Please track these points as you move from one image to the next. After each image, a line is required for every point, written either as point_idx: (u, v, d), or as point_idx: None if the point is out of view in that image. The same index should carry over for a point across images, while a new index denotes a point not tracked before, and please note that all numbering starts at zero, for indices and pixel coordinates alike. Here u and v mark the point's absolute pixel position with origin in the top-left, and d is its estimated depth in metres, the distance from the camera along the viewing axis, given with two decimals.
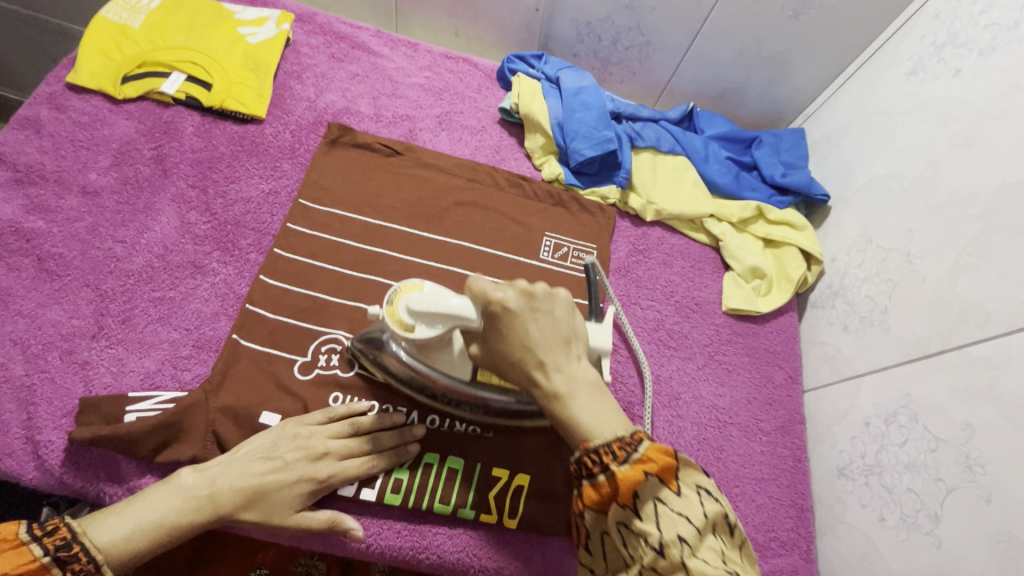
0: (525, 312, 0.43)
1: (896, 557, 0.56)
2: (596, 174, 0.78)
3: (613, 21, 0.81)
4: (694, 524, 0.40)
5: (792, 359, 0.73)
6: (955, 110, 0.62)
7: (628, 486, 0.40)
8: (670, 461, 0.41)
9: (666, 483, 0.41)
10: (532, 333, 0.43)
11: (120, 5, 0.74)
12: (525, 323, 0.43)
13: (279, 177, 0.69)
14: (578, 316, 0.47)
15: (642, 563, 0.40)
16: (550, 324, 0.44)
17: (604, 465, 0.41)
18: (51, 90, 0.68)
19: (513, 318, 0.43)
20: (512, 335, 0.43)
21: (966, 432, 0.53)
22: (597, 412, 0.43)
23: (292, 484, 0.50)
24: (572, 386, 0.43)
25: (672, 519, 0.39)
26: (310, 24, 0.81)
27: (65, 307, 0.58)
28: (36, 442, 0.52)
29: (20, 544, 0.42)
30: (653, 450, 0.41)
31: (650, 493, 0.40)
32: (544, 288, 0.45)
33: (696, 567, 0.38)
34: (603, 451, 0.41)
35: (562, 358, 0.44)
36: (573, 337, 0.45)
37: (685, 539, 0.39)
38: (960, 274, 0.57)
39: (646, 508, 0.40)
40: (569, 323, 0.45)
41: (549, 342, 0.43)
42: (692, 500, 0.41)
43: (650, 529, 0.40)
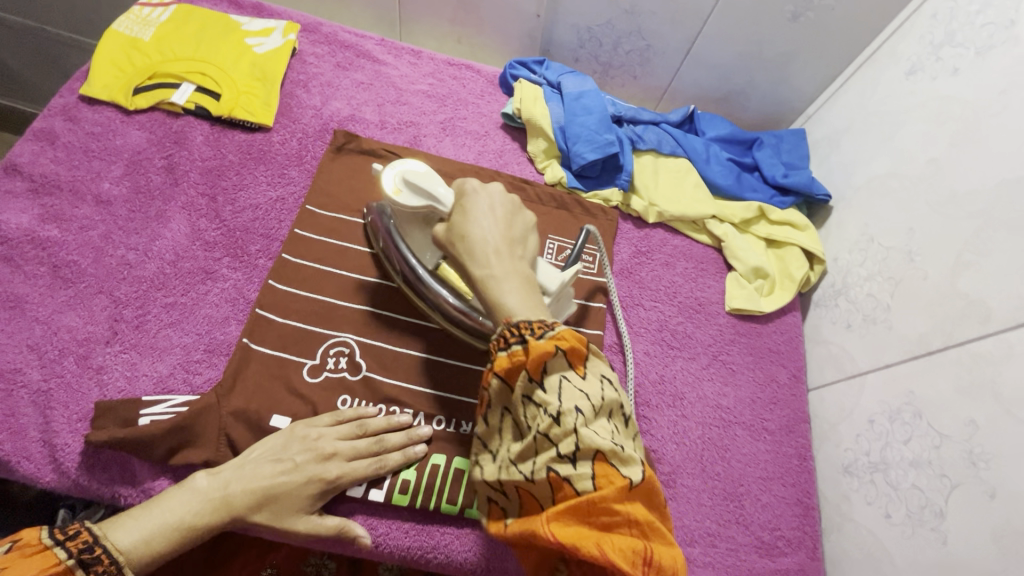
0: (487, 205, 0.50)
1: (902, 554, 0.56)
2: (598, 176, 0.79)
3: (614, 26, 0.82)
4: (591, 401, 0.41)
5: (796, 358, 0.74)
6: (954, 109, 0.63)
7: (538, 357, 0.41)
8: (580, 347, 0.43)
9: (573, 362, 0.42)
10: (485, 220, 0.49)
11: (131, 19, 0.76)
12: (482, 212, 0.49)
13: (287, 184, 0.71)
14: (534, 239, 0.52)
15: (538, 430, 0.41)
16: (504, 223, 0.49)
17: (519, 335, 0.42)
18: (64, 102, 0.70)
19: (475, 203, 0.50)
20: (472, 216, 0.49)
21: (969, 428, 0.53)
22: (522, 298, 0.45)
23: (301, 484, 0.51)
24: (506, 272, 0.46)
25: (572, 393, 0.41)
26: (315, 34, 0.83)
27: (80, 313, 0.59)
28: (53, 445, 0.53)
29: (44, 549, 0.42)
30: (568, 332, 0.43)
31: (558, 369, 0.41)
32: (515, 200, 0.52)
33: (586, 434, 0.39)
34: (523, 324, 0.43)
35: (505, 249, 0.47)
36: (520, 242, 0.49)
37: (581, 411, 0.40)
38: (961, 271, 0.58)
39: (552, 380, 0.41)
40: (523, 231, 0.50)
41: (497, 231, 0.48)
42: (594, 384, 0.42)
43: (551, 399, 0.41)
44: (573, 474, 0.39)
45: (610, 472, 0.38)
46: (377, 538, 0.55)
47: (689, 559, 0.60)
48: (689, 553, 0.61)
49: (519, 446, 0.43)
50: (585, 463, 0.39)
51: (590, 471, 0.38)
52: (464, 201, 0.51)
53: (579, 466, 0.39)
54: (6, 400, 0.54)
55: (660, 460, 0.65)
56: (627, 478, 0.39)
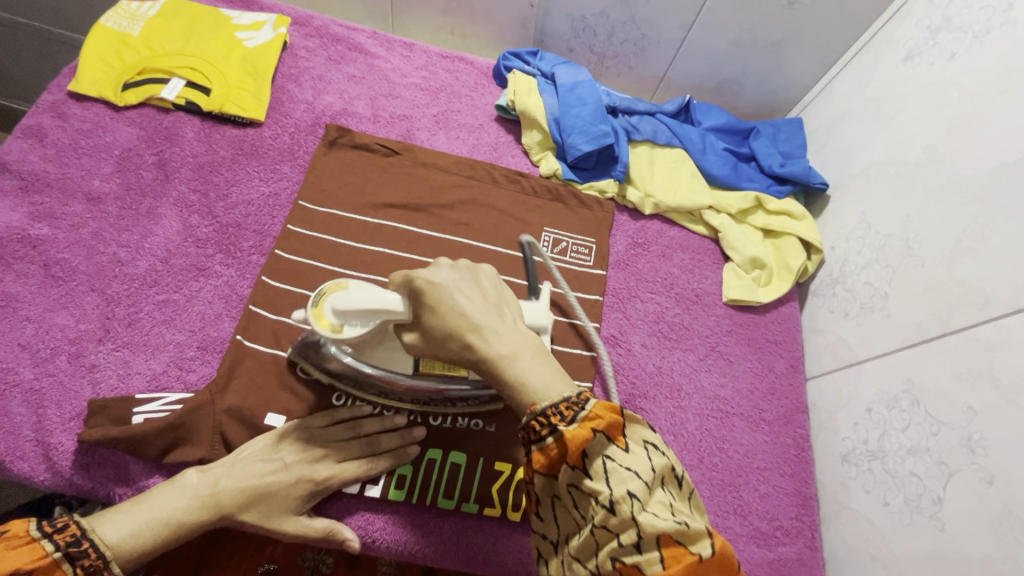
0: (451, 287, 0.43)
1: (900, 541, 0.56)
2: (594, 168, 0.78)
3: (608, 15, 0.81)
4: (643, 478, 0.39)
5: (793, 348, 0.73)
6: (951, 95, 0.62)
7: (576, 445, 0.39)
8: (616, 419, 0.41)
9: (614, 439, 0.40)
10: (463, 304, 0.42)
11: (119, 14, 0.75)
12: (454, 298, 0.42)
13: (279, 179, 0.70)
14: (506, 289, 0.46)
15: (595, 521, 0.39)
16: (478, 293, 0.43)
17: (552, 427, 0.40)
18: (53, 100, 0.69)
19: (439, 295, 0.42)
20: (443, 312, 0.42)
21: (967, 415, 0.53)
22: (544, 374, 0.41)
23: (291, 487, 0.51)
24: (514, 352, 0.41)
25: (621, 476, 0.38)
26: (307, 27, 0.82)
27: (72, 311, 0.59)
28: (47, 444, 0.53)
29: (32, 541, 0.43)
30: (600, 407, 0.40)
31: (598, 450, 0.39)
32: (467, 264, 0.45)
33: (646, 520, 0.37)
34: (552, 413, 0.40)
35: (500, 321, 0.42)
36: (503, 303, 0.44)
37: (634, 494, 0.38)
38: (959, 258, 0.57)
39: (597, 464, 0.39)
40: (498, 293, 0.44)
41: (482, 314, 0.42)
42: (640, 455, 0.40)
43: (600, 487, 0.38)
44: (642, 562, 0.36)
45: (679, 553, 0.36)
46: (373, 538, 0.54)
47: None
48: None
49: (578, 538, 0.41)
50: (652, 550, 0.36)
51: (658, 558, 0.36)
52: (425, 295, 0.43)
53: (646, 554, 0.36)
54: None
55: None
56: (698, 555, 0.36)
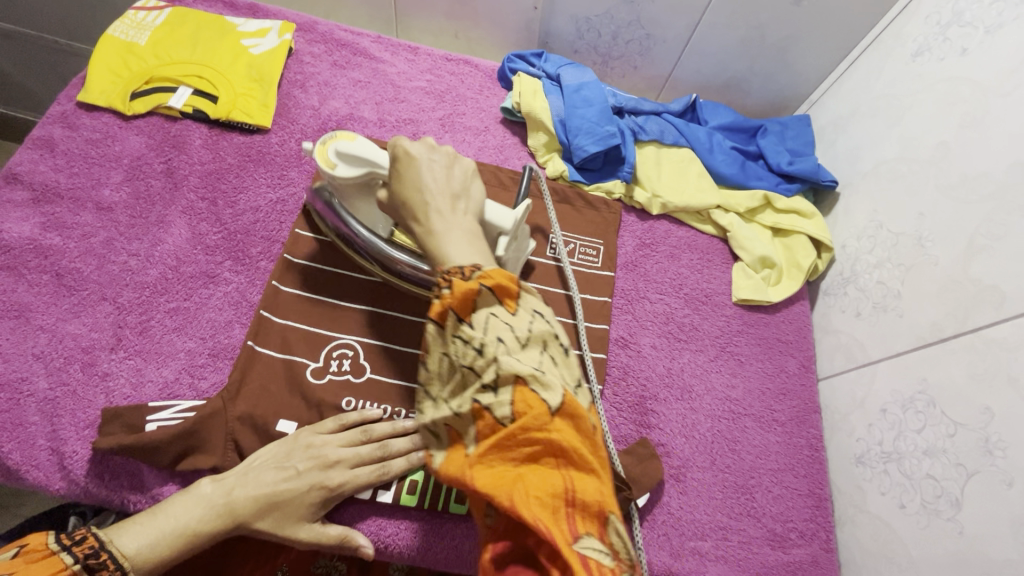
0: (422, 157, 0.48)
1: (918, 544, 0.55)
2: (600, 169, 0.78)
3: (613, 16, 0.81)
4: (518, 335, 0.40)
5: (804, 347, 0.73)
6: (963, 90, 0.61)
7: (461, 296, 0.40)
8: (510, 284, 0.41)
9: (501, 300, 0.41)
10: (422, 176, 0.47)
11: (126, 23, 0.76)
12: (419, 168, 0.48)
13: (287, 185, 0.70)
14: (475, 184, 0.49)
15: (465, 366, 0.40)
16: (444, 176, 0.48)
17: (446, 279, 0.41)
18: (62, 109, 0.70)
19: (411, 163, 0.48)
20: (408, 176, 0.47)
21: (984, 416, 0.52)
22: (466, 250, 0.44)
23: (303, 492, 0.51)
24: (447, 225, 0.45)
25: (498, 328, 0.40)
26: (312, 33, 0.82)
27: (84, 321, 0.59)
28: (61, 453, 0.53)
29: (50, 554, 0.42)
30: (497, 273, 0.41)
31: (484, 304, 0.40)
32: (449, 150, 0.50)
33: (509, 368, 0.38)
34: (452, 269, 0.41)
35: (447, 206, 0.46)
36: (462, 194, 0.48)
37: (504, 344, 0.39)
38: (973, 255, 0.56)
39: (478, 317, 0.40)
40: (461, 182, 0.48)
41: (438, 190, 0.47)
42: (523, 318, 0.41)
43: (476, 335, 0.40)
44: (494, 404, 0.38)
45: (533, 402, 0.38)
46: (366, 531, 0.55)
47: (701, 553, 0.60)
48: (701, 547, 0.60)
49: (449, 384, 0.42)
50: (508, 396, 0.38)
51: (512, 403, 0.38)
52: (397, 162, 0.49)
53: (501, 399, 0.38)
54: (13, 410, 0.54)
55: (669, 454, 0.64)
56: (551, 408, 0.38)
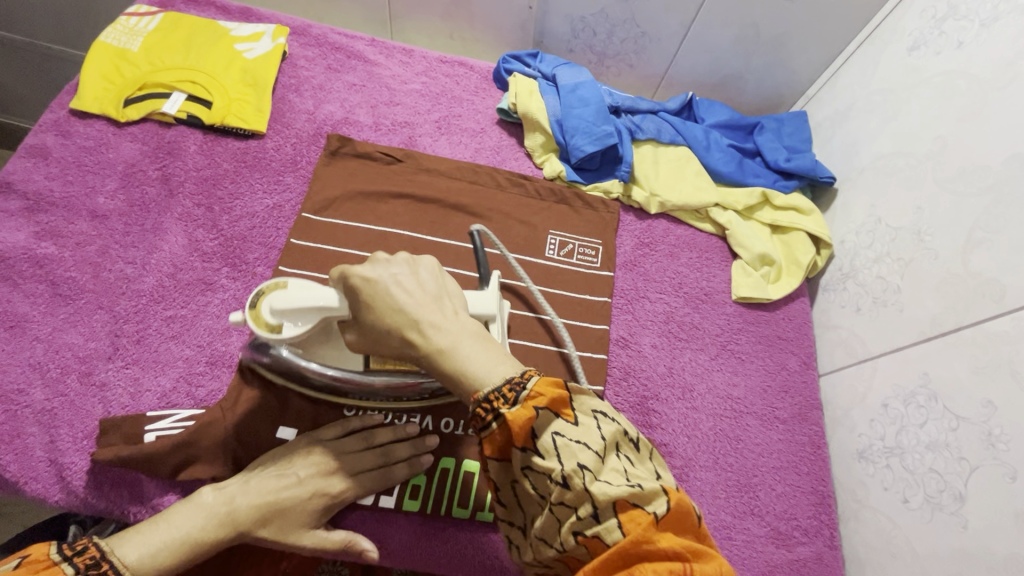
0: (385, 277, 0.42)
1: (922, 539, 0.55)
2: (598, 169, 0.77)
3: (607, 14, 0.81)
4: (594, 449, 0.38)
5: (805, 344, 0.73)
6: (960, 84, 0.61)
7: (522, 425, 0.38)
8: (560, 393, 0.39)
9: (560, 413, 0.39)
10: (397, 296, 0.41)
11: (118, 29, 0.75)
12: (387, 291, 0.41)
13: (283, 190, 0.70)
14: (447, 278, 0.44)
15: (552, 498, 0.38)
16: (415, 285, 0.42)
17: (495, 412, 0.38)
18: (56, 117, 0.69)
19: (376, 288, 0.42)
20: (378, 302, 0.41)
21: (986, 410, 0.52)
22: (484, 356, 0.40)
23: (306, 500, 0.51)
24: (452, 339, 0.40)
25: (572, 450, 0.38)
26: (305, 36, 0.82)
27: (81, 330, 0.59)
28: (60, 465, 0.53)
29: (52, 565, 0.42)
30: (543, 384, 0.39)
31: (545, 428, 0.38)
32: (405, 256, 0.44)
33: (599, 490, 0.36)
34: (492, 395, 0.38)
35: (439, 314, 0.41)
36: (443, 295, 0.42)
37: (585, 466, 0.37)
38: (972, 249, 0.56)
39: (546, 442, 0.38)
40: (437, 283, 0.43)
41: (418, 304, 0.41)
42: (589, 426, 0.39)
43: (553, 465, 0.37)
44: (601, 531, 0.36)
45: (636, 515, 0.36)
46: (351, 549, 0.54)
47: None
48: None
49: (541, 518, 0.40)
50: (609, 517, 0.36)
51: (617, 524, 0.36)
52: (362, 291, 0.42)
53: (605, 523, 0.36)
54: (10, 421, 0.54)
55: (671, 454, 0.64)
56: (654, 515, 0.36)
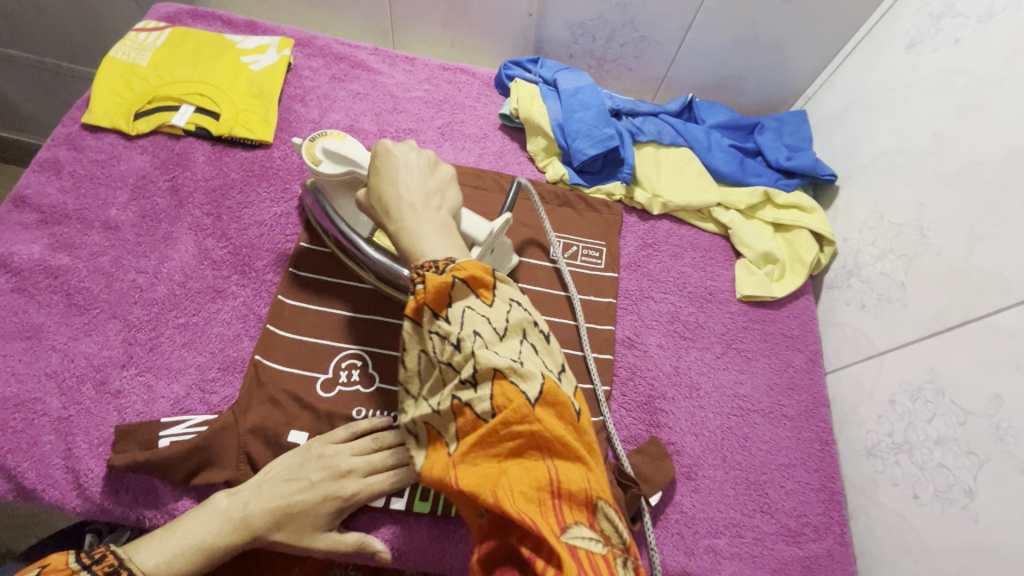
0: (400, 158, 0.49)
1: (933, 534, 0.55)
2: (600, 171, 0.78)
3: (606, 19, 0.81)
4: (495, 327, 0.40)
5: (811, 341, 0.73)
6: (958, 81, 0.62)
7: (437, 290, 0.40)
8: (485, 276, 0.42)
9: (477, 292, 0.41)
10: (398, 175, 0.47)
11: (128, 44, 0.77)
12: (396, 166, 0.48)
13: (290, 199, 0.71)
14: (453, 187, 0.50)
15: (443, 361, 0.40)
16: (421, 175, 0.48)
17: (419, 274, 0.41)
18: (68, 132, 0.71)
19: (388, 161, 0.48)
20: (384, 171, 0.48)
21: (994, 403, 0.52)
22: (437, 244, 0.44)
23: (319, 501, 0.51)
24: (421, 220, 0.45)
25: (474, 319, 0.40)
26: (310, 48, 0.83)
27: (95, 339, 0.60)
28: (76, 472, 0.54)
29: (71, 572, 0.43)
30: (471, 264, 0.41)
31: (458, 298, 0.40)
32: (429, 153, 0.50)
33: (485, 357, 0.38)
34: (427, 263, 0.42)
35: (419, 203, 0.46)
36: (437, 194, 0.48)
37: (480, 335, 0.39)
38: (975, 243, 0.57)
39: (455, 311, 0.40)
40: (439, 184, 0.48)
41: (414, 186, 0.47)
42: (500, 309, 0.41)
43: (452, 328, 0.40)
44: (474, 399, 0.39)
45: (511, 392, 0.38)
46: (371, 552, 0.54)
47: (715, 550, 0.60)
48: (715, 544, 0.60)
49: (433, 383, 0.42)
50: (485, 387, 0.38)
51: (490, 394, 0.38)
52: (377, 159, 0.49)
53: (481, 391, 0.38)
54: (28, 429, 0.55)
55: (679, 452, 0.64)
56: (529, 396, 0.38)
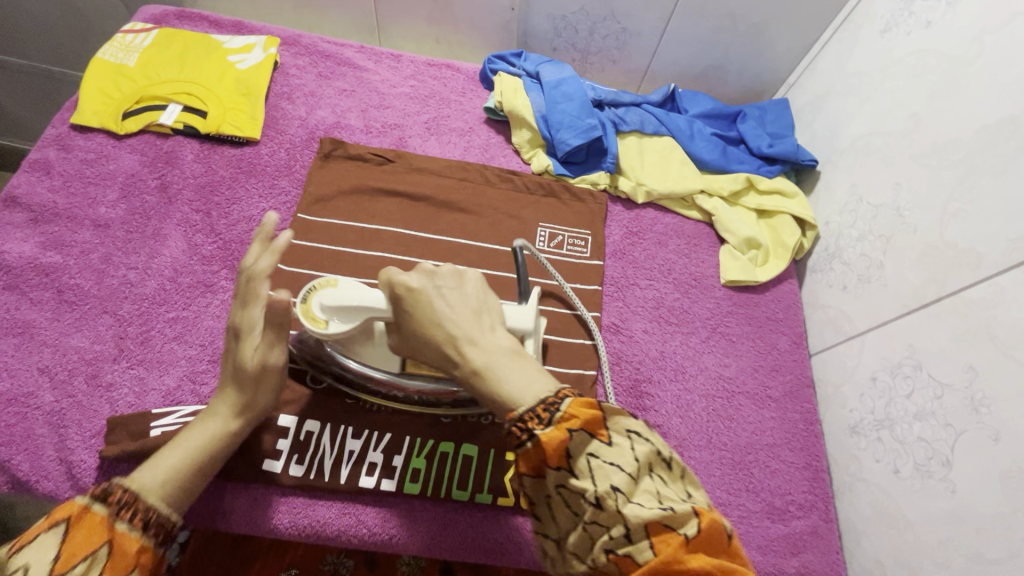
0: (429, 289, 0.46)
1: (913, 507, 0.56)
2: (584, 162, 0.79)
3: (588, 13, 0.83)
4: (627, 471, 0.39)
5: (795, 324, 0.74)
6: (929, 62, 0.63)
7: (556, 448, 0.39)
8: (595, 414, 0.40)
9: (595, 436, 0.40)
10: (439, 310, 0.45)
11: (115, 46, 0.78)
12: (432, 303, 0.45)
13: (278, 194, 0.72)
14: (489, 292, 0.49)
15: (585, 518, 0.39)
16: (459, 298, 0.46)
17: (525, 431, 0.40)
18: (57, 132, 0.72)
19: (419, 298, 0.46)
20: (424, 314, 0.45)
21: (968, 374, 0.53)
22: (519, 374, 0.42)
23: (236, 357, 0.52)
24: (488, 356, 0.43)
25: (605, 471, 0.39)
26: (296, 46, 0.84)
27: (86, 334, 0.61)
28: (69, 463, 0.55)
29: (84, 509, 0.43)
30: (576, 405, 0.40)
31: (580, 450, 0.39)
32: (449, 270, 0.48)
33: (632, 511, 0.37)
34: (529, 416, 0.40)
35: (477, 330, 0.44)
36: (482, 310, 0.47)
37: (618, 488, 0.38)
38: (949, 220, 0.58)
39: (581, 464, 0.39)
40: (477, 298, 0.47)
41: (460, 316, 0.45)
42: (623, 445, 0.40)
43: (586, 485, 0.39)
44: (632, 550, 0.37)
45: (668, 536, 0.36)
46: (365, 530, 0.56)
47: None
48: None
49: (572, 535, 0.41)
50: (639, 537, 0.37)
51: (648, 545, 0.36)
52: (404, 306, 0.47)
53: (637, 543, 0.37)
54: (22, 423, 0.56)
55: (665, 434, 0.65)
56: (686, 537, 0.36)
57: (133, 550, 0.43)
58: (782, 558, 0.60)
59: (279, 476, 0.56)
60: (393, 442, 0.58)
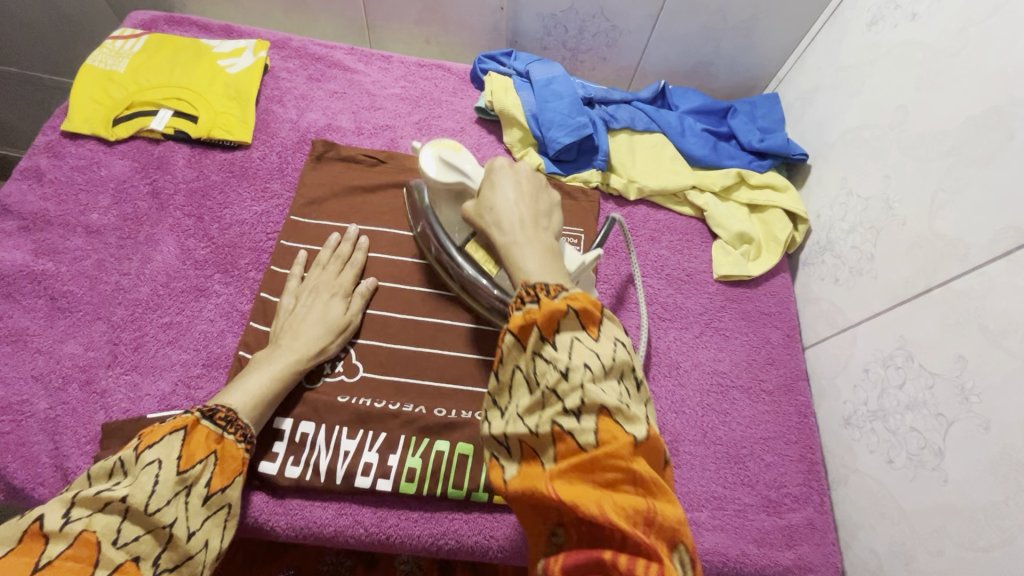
0: (511, 180, 0.52)
1: (908, 497, 0.56)
2: (576, 160, 0.79)
3: (577, 11, 0.83)
4: (603, 361, 0.38)
5: (788, 318, 0.74)
6: (916, 54, 0.63)
7: (550, 316, 0.39)
8: (594, 308, 0.41)
9: (586, 324, 0.40)
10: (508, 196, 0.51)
11: (105, 52, 0.78)
12: (506, 189, 0.51)
13: (270, 197, 0.72)
14: (556, 213, 0.53)
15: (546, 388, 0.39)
16: (528, 197, 0.51)
17: (531, 295, 0.42)
18: (48, 140, 0.72)
19: (500, 181, 0.52)
20: (496, 192, 0.51)
21: (958, 364, 0.53)
22: (540, 263, 0.46)
23: (326, 310, 0.61)
24: (526, 241, 0.47)
25: (582, 350, 0.38)
26: (286, 49, 0.84)
27: (80, 340, 0.61)
28: (65, 469, 0.55)
29: (197, 422, 0.48)
30: (581, 295, 0.41)
31: (569, 328, 0.39)
32: (538, 178, 0.53)
33: (592, 391, 0.37)
34: (539, 285, 0.43)
35: (528, 222, 0.49)
36: (544, 215, 0.51)
37: (589, 369, 0.38)
38: (937, 211, 0.58)
39: (563, 339, 0.39)
40: (545, 208, 0.51)
41: (522, 208, 0.50)
42: (607, 344, 0.39)
43: (560, 355, 0.38)
44: (577, 428, 0.36)
45: (616, 429, 0.36)
46: (362, 531, 0.56)
47: (697, 523, 0.61)
48: (697, 517, 0.61)
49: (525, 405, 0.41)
50: (589, 418, 0.36)
51: (594, 427, 0.36)
52: (491, 177, 0.53)
53: (583, 421, 0.36)
54: (17, 430, 0.56)
55: (660, 429, 0.66)
56: (633, 437, 0.36)
57: (238, 458, 0.50)
58: (778, 550, 0.61)
59: (275, 478, 0.55)
60: (388, 441, 0.58)
